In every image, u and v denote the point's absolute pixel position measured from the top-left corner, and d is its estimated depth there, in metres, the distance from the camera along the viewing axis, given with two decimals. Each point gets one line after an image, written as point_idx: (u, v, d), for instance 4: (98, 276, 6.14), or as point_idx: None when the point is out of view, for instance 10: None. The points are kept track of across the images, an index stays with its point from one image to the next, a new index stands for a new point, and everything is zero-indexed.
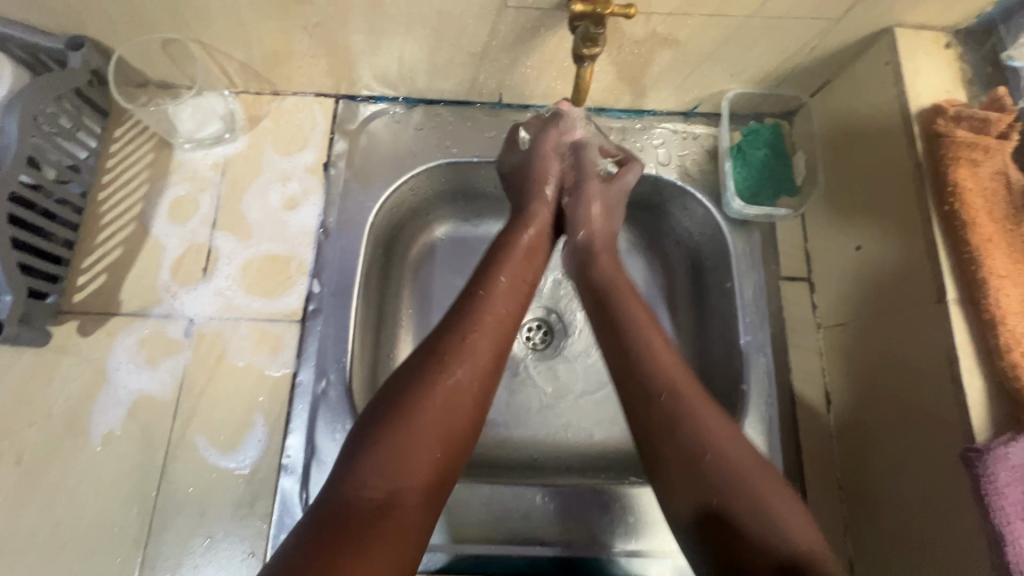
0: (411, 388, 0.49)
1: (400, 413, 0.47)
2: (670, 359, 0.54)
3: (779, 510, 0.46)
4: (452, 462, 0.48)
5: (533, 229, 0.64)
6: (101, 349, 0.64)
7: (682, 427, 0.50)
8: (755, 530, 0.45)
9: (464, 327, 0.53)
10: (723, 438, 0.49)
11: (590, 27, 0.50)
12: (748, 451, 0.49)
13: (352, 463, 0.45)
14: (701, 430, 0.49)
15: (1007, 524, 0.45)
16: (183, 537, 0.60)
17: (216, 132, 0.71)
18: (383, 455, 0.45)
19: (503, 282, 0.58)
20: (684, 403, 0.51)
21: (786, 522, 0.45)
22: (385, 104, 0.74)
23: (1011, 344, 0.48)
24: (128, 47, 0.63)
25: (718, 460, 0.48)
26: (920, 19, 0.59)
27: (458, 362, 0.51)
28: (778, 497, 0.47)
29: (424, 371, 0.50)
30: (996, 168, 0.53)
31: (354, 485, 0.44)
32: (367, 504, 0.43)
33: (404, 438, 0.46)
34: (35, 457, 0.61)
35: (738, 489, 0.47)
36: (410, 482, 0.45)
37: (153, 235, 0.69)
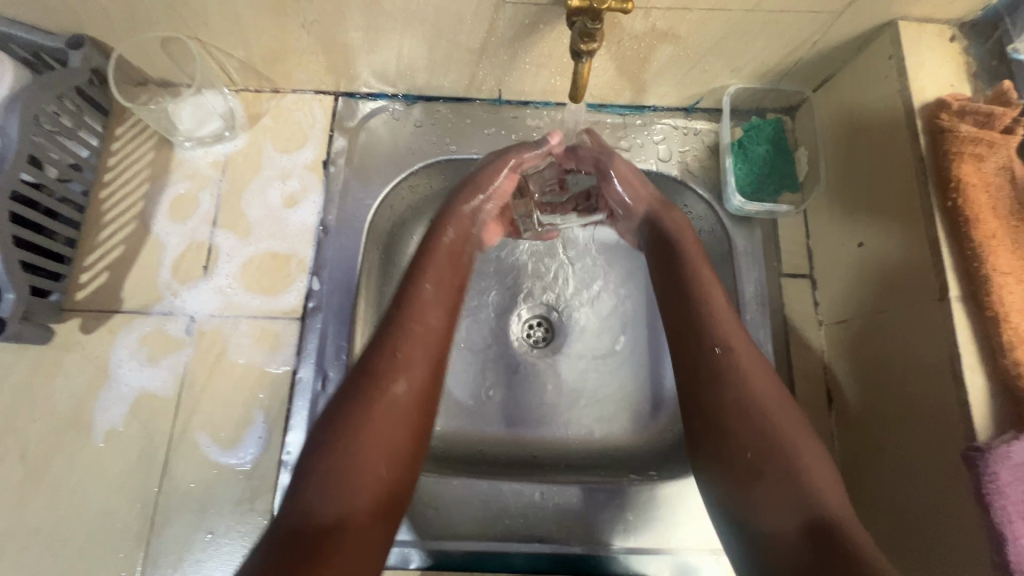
0: (349, 408, 0.49)
1: (343, 434, 0.48)
2: (728, 314, 0.56)
3: (809, 471, 0.47)
4: (401, 476, 0.49)
5: (450, 233, 0.63)
6: (103, 346, 0.64)
7: (727, 377, 0.52)
8: (789, 498, 0.46)
9: (393, 339, 0.53)
10: (765, 397, 0.51)
11: (587, 23, 0.49)
12: (793, 416, 0.50)
13: (299, 491, 0.45)
14: (749, 385, 0.51)
15: (1008, 524, 0.45)
16: (184, 533, 0.60)
17: (216, 130, 0.71)
18: (326, 478, 0.45)
19: (428, 288, 0.58)
20: (736, 359, 0.53)
21: (821, 488, 0.46)
22: (384, 101, 0.74)
23: (1013, 342, 0.48)
24: (127, 46, 0.64)
25: (750, 419, 0.50)
26: (924, 12, 0.58)
27: (393, 375, 0.51)
28: (810, 461, 0.48)
29: (358, 389, 0.50)
30: (1001, 162, 0.52)
31: (302, 511, 0.44)
32: (316, 527, 0.43)
33: (345, 459, 0.46)
34: (39, 453, 0.61)
35: (786, 450, 0.48)
36: (357, 503, 0.45)
37: (154, 233, 0.69)
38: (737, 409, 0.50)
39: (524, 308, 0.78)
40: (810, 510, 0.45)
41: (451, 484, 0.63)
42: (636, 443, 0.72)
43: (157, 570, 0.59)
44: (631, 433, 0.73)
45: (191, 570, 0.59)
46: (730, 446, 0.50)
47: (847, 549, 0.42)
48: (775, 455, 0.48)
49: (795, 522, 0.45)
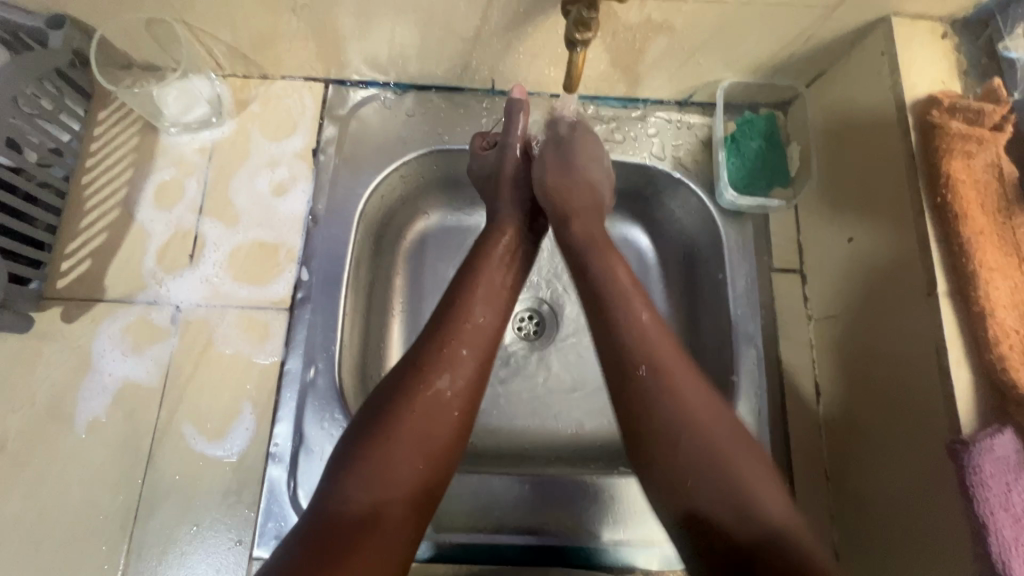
0: (392, 403, 0.49)
1: (381, 426, 0.48)
2: (655, 331, 0.53)
3: (754, 490, 0.47)
4: (438, 472, 0.49)
5: (508, 235, 0.62)
6: (85, 335, 0.63)
7: (662, 403, 0.50)
8: (729, 515, 0.46)
9: (440, 336, 0.53)
10: (706, 421, 0.49)
11: (583, 11, 0.49)
12: (719, 419, 0.50)
13: (335, 478, 0.46)
14: (683, 408, 0.50)
15: (990, 516, 0.46)
16: (169, 526, 0.59)
17: (203, 115, 0.70)
18: (364, 468, 0.46)
19: (479, 289, 0.57)
20: (665, 383, 0.51)
21: (766, 505, 0.46)
22: (375, 90, 0.73)
23: (999, 336, 0.48)
24: (110, 28, 0.62)
25: (695, 442, 0.49)
26: (917, 9, 0.58)
27: (436, 372, 0.51)
28: (753, 478, 0.47)
29: (400, 384, 0.50)
30: (989, 160, 0.53)
31: (339, 498, 0.45)
32: (350, 517, 0.44)
33: (384, 451, 0.47)
34: (18, 443, 0.60)
35: (722, 463, 0.48)
36: (392, 494, 0.46)
37: (138, 220, 0.67)
38: (670, 440, 0.49)
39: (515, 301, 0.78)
40: (755, 526, 0.45)
41: None
42: None
43: (140, 563, 0.58)
44: None
45: (176, 562, 0.59)
46: (667, 465, 0.49)
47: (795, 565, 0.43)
48: (709, 474, 0.48)
49: (743, 535, 0.45)
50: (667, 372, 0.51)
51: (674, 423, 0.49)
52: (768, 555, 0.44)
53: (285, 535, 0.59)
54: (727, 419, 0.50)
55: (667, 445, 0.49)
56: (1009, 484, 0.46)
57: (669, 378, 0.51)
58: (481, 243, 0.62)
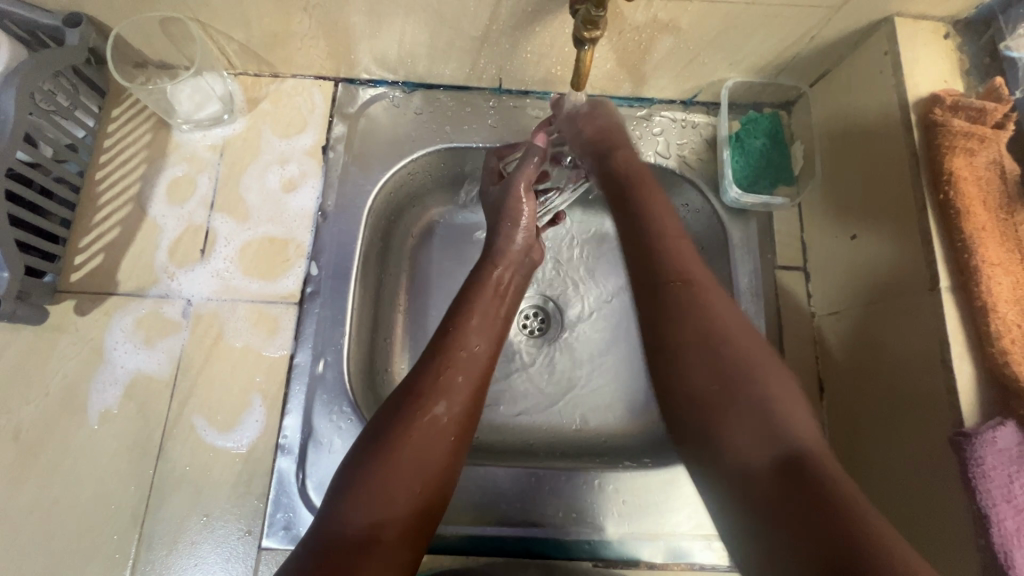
0: (390, 428, 0.50)
1: (383, 450, 0.48)
2: (681, 243, 0.55)
3: (779, 402, 0.45)
4: (435, 496, 0.49)
5: (501, 267, 0.64)
6: (98, 328, 0.64)
7: (692, 316, 0.50)
8: (751, 434, 0.43)
9: (434, 364, 0.54)
10: (732, 334, 0.49)
11: (591, 10, 0.49)
12: (746, 334, 0.49)
13: (335, 500, 0.46)
14: (711, 316, 0.50)
15: (992, 506, 0.46)
16: (179, 516, 0.60)
17: (215, 113, 0.71)
18: (366, 488, 0.46)
19: (473, 319, 0.58)
20: (695, 291, 0.52)
21: (792, 424, 0.43)
22: (384, 88, 0.74)
23: (1001, 331, 0.49)
24: (125, 27, 0.63)
25: (722, 356, 0.48)
26: (919, 9, 0.59)
27: (433, 399, 0.52)
28: (782, 394, 0.45)
29: (397, 410, 0.51)
30: (991, 157, 0.54)
31: (337, 519, 0.45)
32: (350, 538, 0.44)
33: (384, 473, 0.47)
34: (32, 433, 0.61)
35: (749, 376, 0.46)
36: (391, 516, 0.46)
37: (151, 215, 0.68)
38: (698, 341, 0.49)
39: (521, 298, 0.78)
40: (783, 442, 0.42)
41: None
42: (628, 433, 0.73)
43: (151, 552, 0.59)
44: (624, 423, 0.74)
45: (186, 552, 0.59)
46: (694, 375, 0.48)
47: (822, 476, 0.40)
48: (735, 388, 0.46)
49: (767, 454, 0.42)
50: (695, 284, 0.52)
51: (702, 335, 0.49)
52: (799, 464, 0.40)
53: (293, 526, 0.60)
54: (758, 336, 0.50)
55: (693, 361, 0.48)
56: (1011, 477, 0.46)
57: (698, 293, 0.52)
58: (475, 273, 0.63)
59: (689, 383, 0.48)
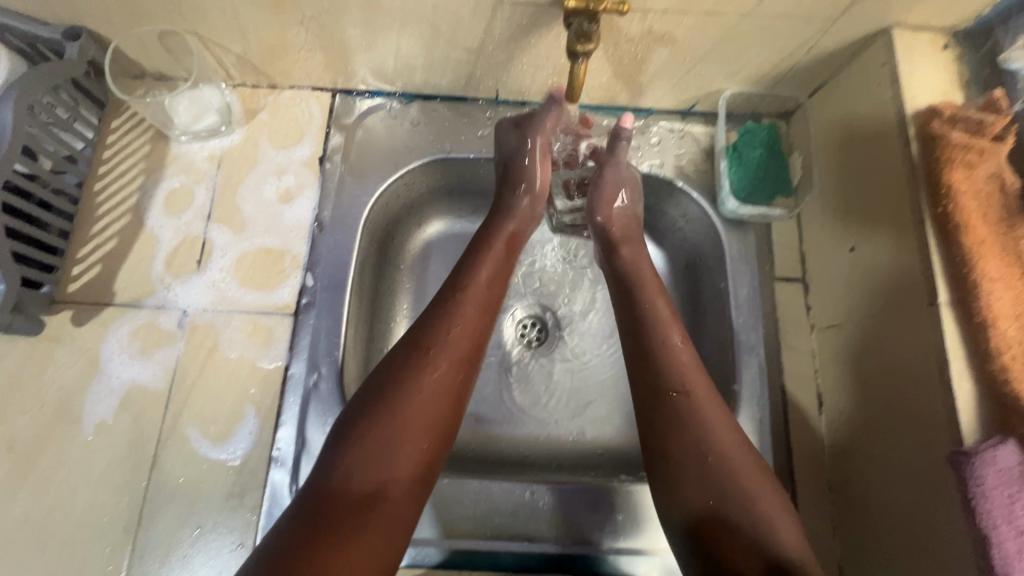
0: (393, 386, 0.49)
1: (387, 406, 0.48)
2: (687, 356, 0.55)
3: (772, 522, 0.47)
4: (440, 451, 0.50)
5: (513, 222, 0.63)
6: (94, 339, 0.64)
7: (687, 426, 0.51)
8: (745, 547, 0.46)
9: (442, 318, 0.54)
10: (727, 446, 0.51)
11: (584, 23, 0.50)
12: (735, 439, 0.51)
13: (338, 456, 0.46)
14: (708, 432, 0.51)
15: (993, 528, 0.45)
16: (172, 528, 0.60)
17: (212, 124, 0.72)
18: (370, 446, 0.46)
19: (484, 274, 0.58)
20: (693, 405, 0.52)
21: (778, 532, 0.47)
22: (381, 99, 0.74)
23: (1001, 347, 0.48)
24: (124, 39, 0.64)
25: (718, 461, 0.50)
26: (917, 20, 0.58)
27: (439, 352, 0.52)
28: (771, 510, 0.48)
29: (402, 365, 0.51)
30: (991, 170, 0.53)
31: (341, 475, 0.45)
32: (354, 495, 0.45)
33: (387, 429, 0.47)
34: (27, 444, 0.61)
35: (741, 495, 0.48)
36: (396, 471, 0.46)
37: (148, 226, 0.69)
38: (697, 456, 0.50)
39: (518, 308, 0.78)
40: (772, 557, 0.45)
41: (441, 483, 0.63)
42: (625, 445, 0.73)
43: (143, 564, 0.59)
44: (622, 434, 0.73)
45: (178, 564, 0.59)
46: (694, 478, 0.50)
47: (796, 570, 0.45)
48: (731, 500, 0.48)
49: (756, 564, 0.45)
50: (695, 398, 0.52)
51: (701, 449, 0.50)
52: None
53: None
54: (749, 453, 0.51)
55: (688, 467, 0.50)
56: (1012, 497, 0.45)
57: (698, 404, 0.52)
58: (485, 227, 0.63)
59: (687, 496, 0.50)
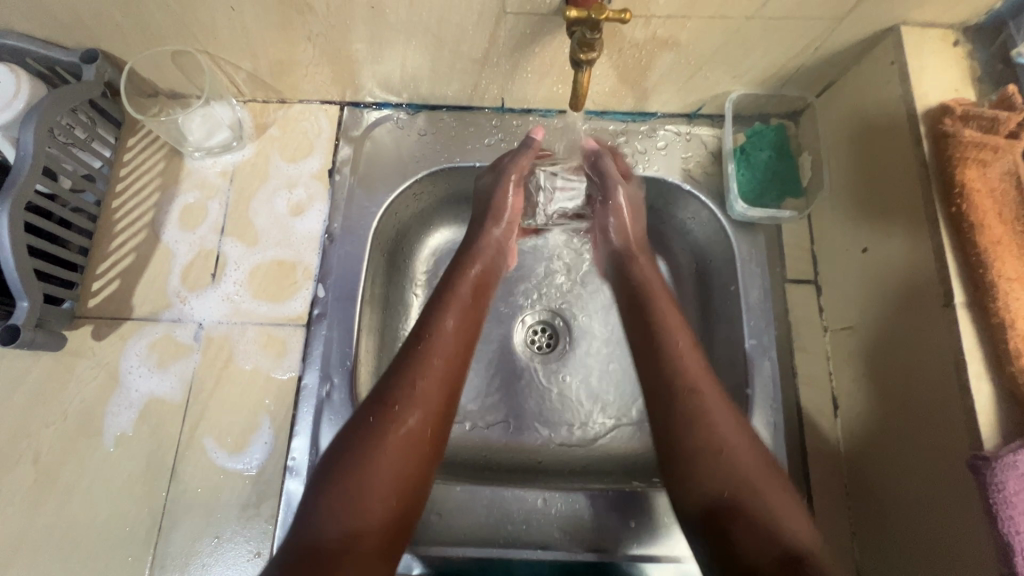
0: (364, 437, 0.50)
1: (352, 463, 0.49)
2: (692, 355, 0.57)
3: (777, 511, 0.48)
4: (409, 504, 0.50)
5: (477, 266, 0.65)
6: (114, 353, 0.66)
7: (698, 420, 0.53)
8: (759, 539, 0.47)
9: (407, 371, 0.55)
10: (734, 444, 0.52)
11: (586, 33, 0.50)
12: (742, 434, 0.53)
13: (307, 514, 0.47)
14: (717, 431, 0.52)
15: (1015, 534, 0.44)
16: (191, 537, 0.61)
17: (224, 140, 0.72)
18: (336, 505, 0.47)
19: (451, 322, 0.59)
20: (701, 405, 0.53)
21: (788, 521, 0.48)
22: (389, 111, 0.75)
23: (1021, 349, 0.47)
24: (139, 60, 0.65)
25: (723, 463, 0.51)
26: (926, 17, 0.58)
27: (406, 408, 0.52)
28: (779, 501, 0.49)
29: (370, 419, 0.52)
30: (1007, 168, 0.52)
31: (308, 535, 0.46)
32: (321, 554, 0.45)
33: (356, 483, 0.48)
34: (51, 456, 0.63)
35: (749, 488, 0.49)
36: (366, 526, 0.47)
37: (164, 241, 0.70)
38: (708, 452, 0.51)
39: (529, 313, 0.78)
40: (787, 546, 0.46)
41: (454, 490, 0.63)
42: (640, 451, 0.72)
43: (164, 573, 0.60)
44: (635, 440, 0.73)
45: (197, 574, 0.60)
46: (704, 475, 0.51)
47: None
48: (739, 496, 0.49)
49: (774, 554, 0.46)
50: (702, 393, 0.54)
51: (709, 447, 0.52)
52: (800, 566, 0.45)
53: None
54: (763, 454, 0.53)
55: (704, 463, 0.51)
56: None
57: (703, 401, 0.54)
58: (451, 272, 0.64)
59: (700, 502, 0.51)
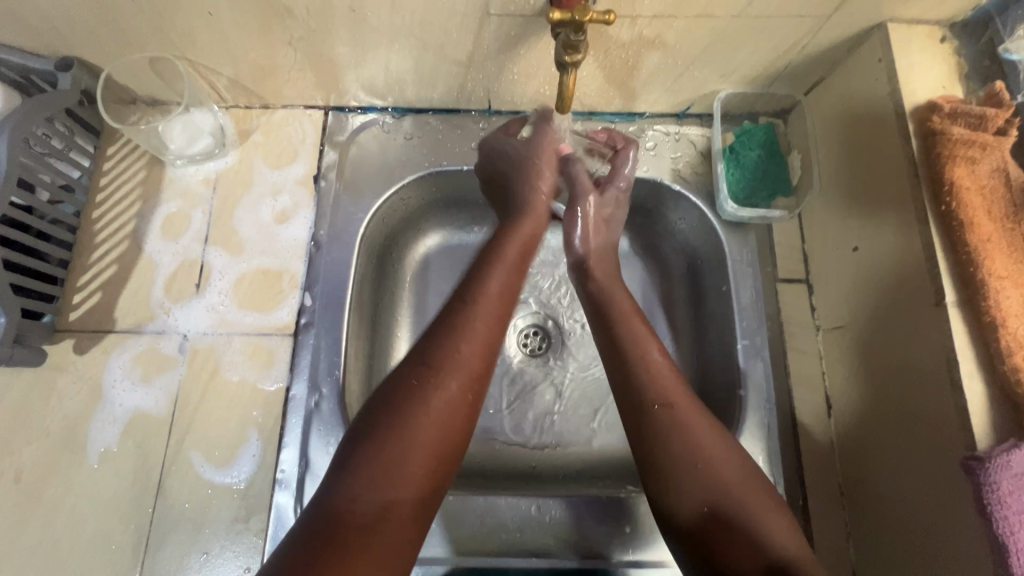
0: (406, 398, 0.49)
1: (393, 424, 0.47)
2: (665, 368, 0.55)
3: (763, 521, 0.47)
4: (444, 472, 0.49)
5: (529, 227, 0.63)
6: (97, 367, 0.64)
7: (676, 435, 0.51)
8: (746, 553, 0.45)
9: (454, 335, 0.53)
10: (714, 457, 0.50)
11: (570, 35, 0.49)
12: (729, 452, 0.51)
13: (345, 474, 0.45)
14: (696, 442, 0.50)
15: (1010, 535, 0.44)
16: (179, 554, 0.60)
17: (206, 147, 0.71)
18: (376, 468, 0.45)
19: (494, 287, 0.57)
20: (678, 418, 0.52)
21: (772, 533, 0.46)
22: (374, 115, 0.74)
23: (1012, 348, 0.47)
24: (116, 66, 0.64)
25: (709, 473, 0.49)
26: (913, 14, 0.57)
27: (451, 374, 0.51)
28: (763, 513, 0.47)
29: (414, 383, 0.50)
30: (995, 165, 0.52)
31: (346, 498, 0.44)
32: (356, 519, 0.43)
33: (395, 448, 0.46)
34: (34, 474, 0.61)
35: (736, 499, 0.48)
36: (402, 493, 0.45)
37: (147, 251, 0.69)
38: (689, 467, 0.49)
39: (520, 317, 0.78)
40: (772, 559, 0.45)
41: (447, 500, 0.62)
42: (634, 454, 0.72)
43: None
44: None
45: None
46: (676, 469, 0.50)
47: None
48: (725, 508, 0.48)
49: (761, 566, 0.45)
50: (678, 408, 0.52)
51: (691, 459, 0.50)
52: None
53: None
54: (756, 476, 0.50)
55: (685, 477, 0.49)
56: None
57: (682, 417, 0.52)
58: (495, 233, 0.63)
59: (684, 517, 0.49)
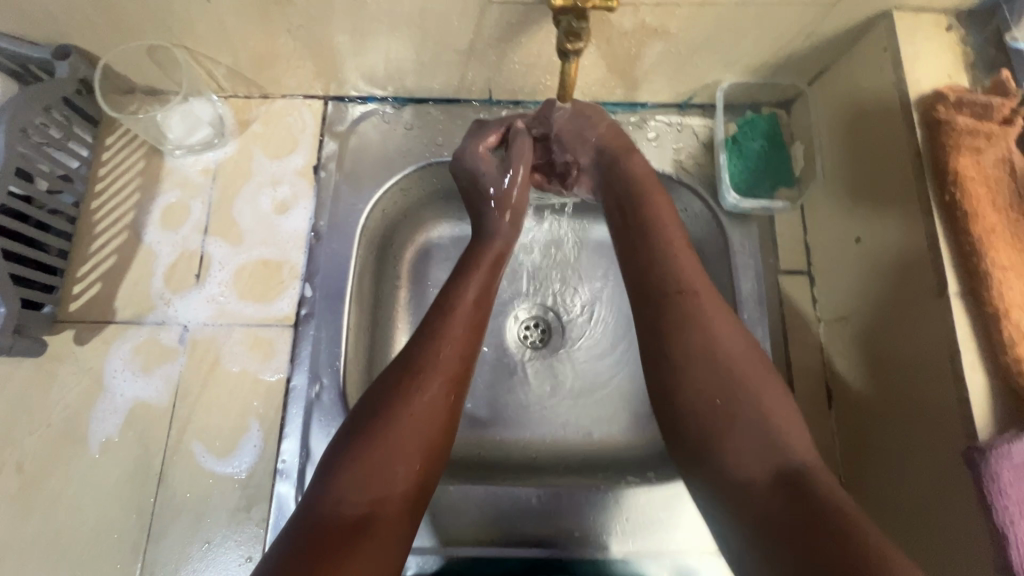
0: (388, 400, 0.50)
1: (378, 427, 0.48)
2: (689, 265, 0.56)
3: (784, 429, 0.48)
4: (430, 473, 0.49)
5: (500, 240, 0.63)
6: (97, 358, 0.64)
7: (696, 333, 0.52)
8: (755, 457, 0.47)
9: (432, 340, 0.54)
10: (734, 356, 0.51)
11: (572, 22, 0.49)
12: (745, 344, 0.52)
13: (332, 477, 0.46)
14: (717, 342, 0.51)
15: (1011, 525, 0.44)
16: (181, 543, 0.60)
17: (205, 137, 0.71)
18: (361, 471, 0.46)
19: (469, 293, 0.58)
20: (694, 307, 0.53)
21: (790, 439, 0.47)
22: (374, 105, 0.73)
23: (1015, 339, 0.47)
24: (113, 55, 0.63)
25: (726, 368, 0.50)
26: (920, 1, 0.57)
27: (429, 376, 0.51)
28: (783, 413, 0.48)
29: (393, 387, 0.50)
30: (1000, 155, 0.52)
31: (332, 501, 0.45)
32: (344, 520, 0.44)
33: (377, 450, 0.47)
34: (35, 464, 0.61)
35: (755, 398, 0.49)
36: (388, 493, 0.46)
37: (146, 242, 0.69)
38: (706, 357, 0.51)
39: (521, 309, 0.77)
40: (784, 463, 0.46)
41: (448, 491, 0.62)
42: (633, 445, 0.72)
43: None
44: (630, 435, 0.72)
45: None
46: (704, 372, 0.50)
47: (819, 495, 0.43)
48: (743, 408, 0.49)
49: (769, 473, 0.46)
50: (696, 296, 0.54)
51: (711, 352, 0.51)
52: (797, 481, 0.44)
53: None
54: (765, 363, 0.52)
55: (695, 380, 0.50)
56: None
57: (701, 305, 0.53)
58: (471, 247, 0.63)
59: (689, 407, 0.50)
